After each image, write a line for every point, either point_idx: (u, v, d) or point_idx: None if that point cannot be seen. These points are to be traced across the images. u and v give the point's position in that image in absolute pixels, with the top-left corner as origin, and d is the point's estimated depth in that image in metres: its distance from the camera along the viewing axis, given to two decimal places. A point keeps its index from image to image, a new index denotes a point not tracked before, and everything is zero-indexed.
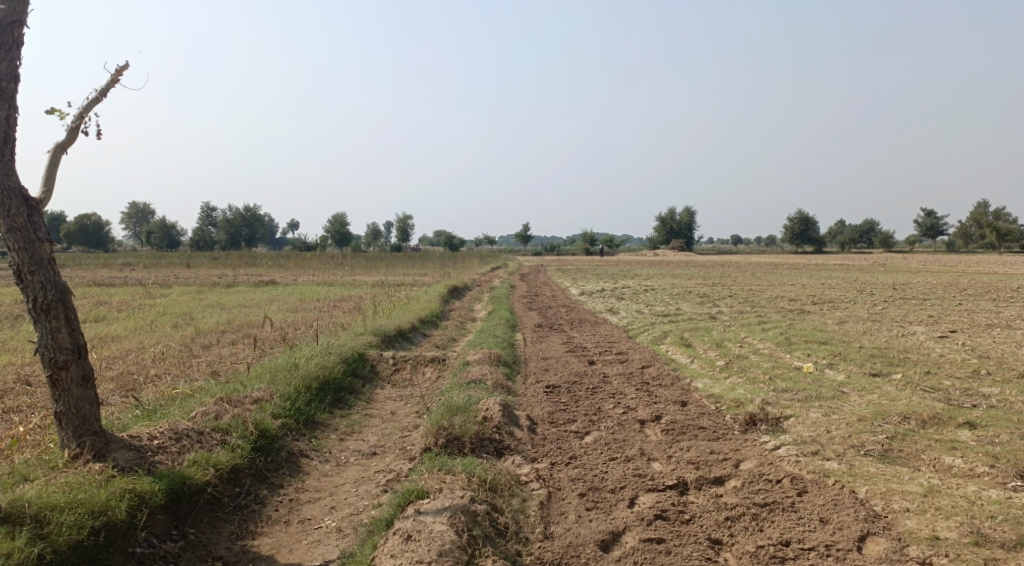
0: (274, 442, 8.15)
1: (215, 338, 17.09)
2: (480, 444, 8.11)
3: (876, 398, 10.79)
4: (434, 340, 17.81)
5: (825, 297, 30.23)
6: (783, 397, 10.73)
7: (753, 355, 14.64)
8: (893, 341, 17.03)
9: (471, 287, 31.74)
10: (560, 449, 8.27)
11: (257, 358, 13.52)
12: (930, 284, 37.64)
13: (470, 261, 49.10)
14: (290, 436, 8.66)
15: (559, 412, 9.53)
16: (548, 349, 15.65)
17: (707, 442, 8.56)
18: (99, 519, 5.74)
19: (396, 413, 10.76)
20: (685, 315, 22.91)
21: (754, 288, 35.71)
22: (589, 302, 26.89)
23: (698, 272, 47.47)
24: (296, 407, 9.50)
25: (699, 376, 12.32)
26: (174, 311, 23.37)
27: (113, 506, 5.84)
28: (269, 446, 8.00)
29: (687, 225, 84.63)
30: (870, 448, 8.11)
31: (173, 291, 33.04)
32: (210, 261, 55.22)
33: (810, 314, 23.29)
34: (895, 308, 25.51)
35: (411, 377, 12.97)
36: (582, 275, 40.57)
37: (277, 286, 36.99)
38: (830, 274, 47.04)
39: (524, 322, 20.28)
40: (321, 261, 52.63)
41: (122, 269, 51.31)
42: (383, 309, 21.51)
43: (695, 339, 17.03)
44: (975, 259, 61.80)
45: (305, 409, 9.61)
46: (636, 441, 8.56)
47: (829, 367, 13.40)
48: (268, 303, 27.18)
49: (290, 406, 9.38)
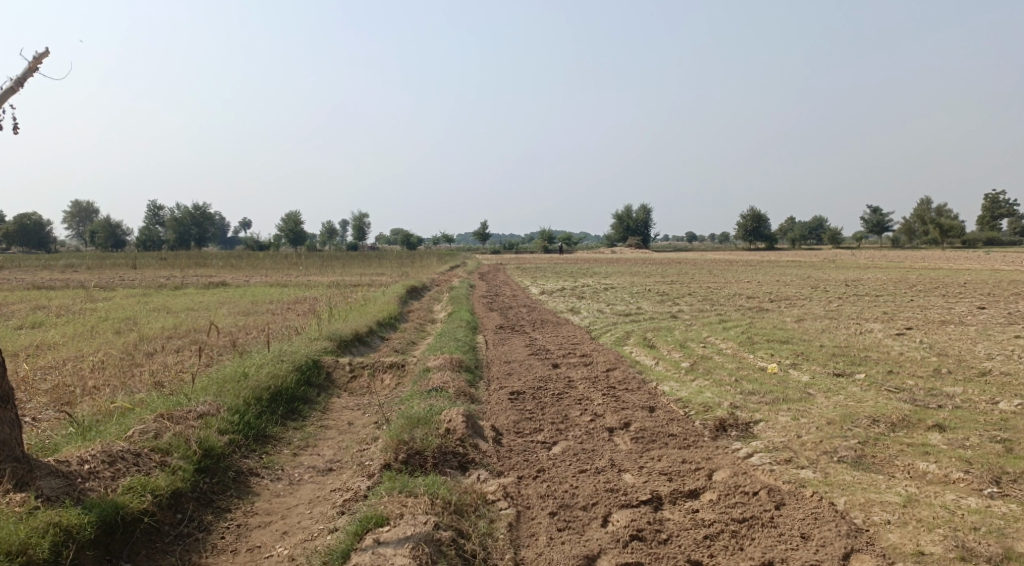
0: (221, 462, 7.66)
1: (161, 345, 16.37)
2: (443, 458, 7.73)
3: (843, 399, 10.66)
4: (392, 344, 17.33)
5: (782, 294, 30.39)
6: (751, 400, 10.54)
7: (716, 356, 14.47)
8: (853, 339, 17.04)
9: (429, 286, 31.21)
10: (528, 461, 7.94)
11: (205, 366, 12.92)
12: (881, 281, 38.19)
13: (427, 261, 48.46)
14: (238, 454, 8.15)
15: (524, 420, 9.19)
16: (509, 352, 15.30)
17: (678, 450, 8.31)
18: (16, 560, 5.53)
19: (353, 424, 10.30)
20: (646, 315, 22.74)
21: (712, 285, 35.82)
22: (548, 302, 26.59)
23: (655, 269, 47.55)
24: (245, 421, 8.98)
25: (664, 380, 12.09)
26: (119, 316, 22.44)
27: (33, 545, 5.63)
28: (215, 466, 7.51)
29: (643, 223, 84.99)
30: (843, 454, 7.93)
31: (119, 293, 31.89)
32: (157, 262, 53.60)
33: (769, 312, 23.32)
34: (851, 305, 25.71)
35: (369, 384, 12.51)
36: (540, 274, 40.29)
37: (228, 287, 35.95)
38: (784, 271, 47.59)
39: (484, 324, 19.90)
40: (274, 260, 51.50)
41: (65, 270, 49.57)
42: (339, 312, 20.92)
43: (658, 340, 16.83)
44: (921, 255, 63.18)
45: (255, 423, 9.09)
46: (606, 450, 8.26)
47: (793, 367, 13.29)
48: (218, 306, 26.33)
49: (238, 420, 8.87)
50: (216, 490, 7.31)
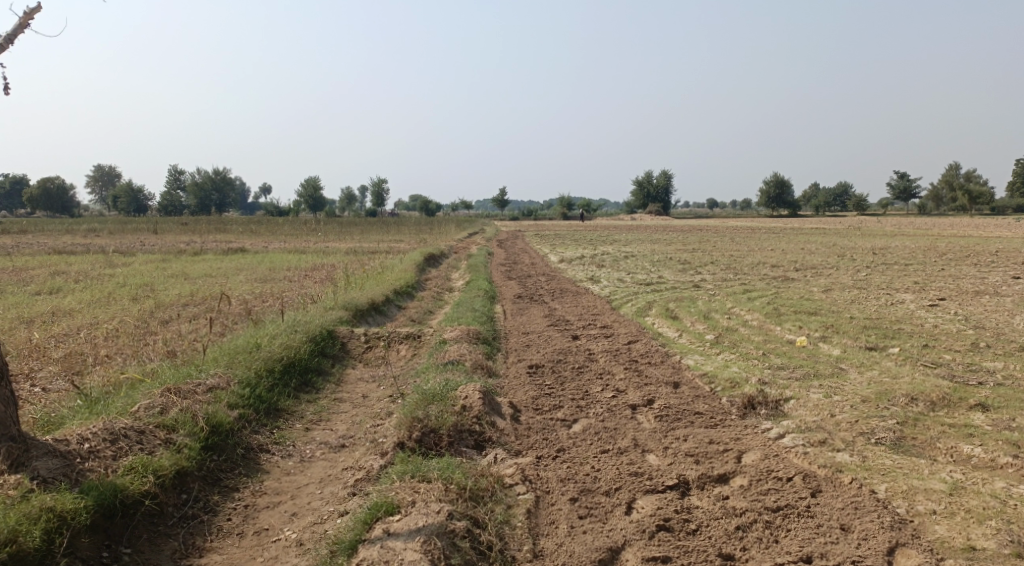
0: (230, 438, 7.37)
1: (177, 312, 16.15)
2: (458, 437, 7.38)
3: (877, 376, 10.21)
4: (409, 313, 16.99)
5: (807, 263, 29.73)
6: (781, 376, 10.10)
7: (742, 328, 14.02)
8: (884, 310, 16.49)
9: (448, 254, 30.82)
10: (547, 441, 7.58)
11: (219, 335, 12.66)
12: (908, 249, 37.33)
13: (445, 227, 48.00)
14: (248, 429, 7.82)
15: (543, 397, 8.82)
16: (528, 322, 14.93)
17: (704, 430, 7.91)
18: (6, 549, 5.26)
19: (368, 397, 9.96)
20: (668, 284, 22.25)
21: (735, 253, 35.16)
22: (568, 270, 26.16)
23: (676, 236, 46.86)
24: (256, 395, 8.67)
25: (688, 353, 11.66)
26: (135, 282, 22.25)
27: (24, 533, 5.36)
28: (222, 443, 7.24)
29: (664, 189, 83.84)
30: (881, 435, 7.50)
31: (138, 258, 31.83)
32: (177, 228, 53.55)
33: (795, 282, 22.74)
34: (878, 274, 25.05)
35: (384, 355, 12.18)
36: (560, 241, 39.79)
37: (246, 254, 35.76)
38: (808, 239, 46.68)
39: (502, 293, 19.51)
40: (293, 226, 51.34)
41: (87, 235, 49.74)
42: (355, 280, 20.59)
43: (681, 311, 16.37)
44: (949, 222, 61.85)
45: (266, 397, 8.77)
46: (628, 430, 7.86)
47: (823, 341, 12.82)
48: (234, 273, 26.10)
49: (249, 393, 8.56)
50: (223, 470, 7.00)
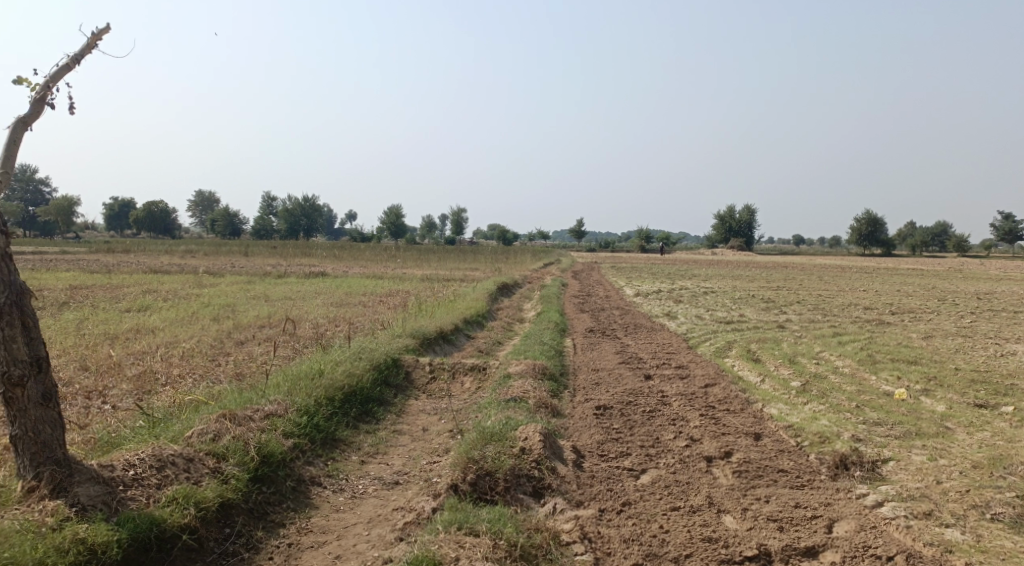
0: (280, 469, 6.95)
1: (248, 333, 16.09)
2: (516, 482, 6.80)
3: (988, 439, 9.22)
4: (478, 343, 16.56)
5: (901, 306, 28.08)
6: (876, 434, 9.20)
7: (832, 375, 13.03)
8: (991, 363, 15.18)
9: (522, 284, 30.39)
10: (612, 491, 6.97)
11: (284, 356, 12.42)
12: (1013, 295, 34.98)
13: (521, 257, 47.75)
14: (300, 459, 7.32)
15: (609, 442, 8.19)
16: (599, 358, 14.29)
17: (789, 490, 7.15)
18: None
19: (427, 431, 9.44)
20: (751, 323, 21.20)
21: (822, 293, 33.57)
22: (645, 305, 25.32)
23: (760, 273, 45.26)
24: (314, 423, 8.06)
25: (772, 401, 10.81)
26: (213, 301, 22.53)
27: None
28: (272, 475, 6.82)
29: (748, 224, 81.66)
30: (997, 510, 6.63)
31: (221, 279, 32.46)
32: (265, 250, 54.91)
33: (889, 327, 21.35)
34: (981, 321, 23.38)
35: (448, 387, 11.75)
36: (638, 274, 38.91)
37: (325, 277, 36.13)
38: (903, 280, 44.39)
39: (575, 326, 18.90)
40: (373, 252, 51.90)
41: (179, 254, 51.39)
42: (427, 307, 20.32)
43: (764, 353, 15.42)
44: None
45: (323, 426, 8.13)
46: (702, 485, 7.17)
47: (922, 395, 11.77)
48: (310, 296, 26.23)
49: (306, 421, 7.95)
50: (270, 503, 6.59)
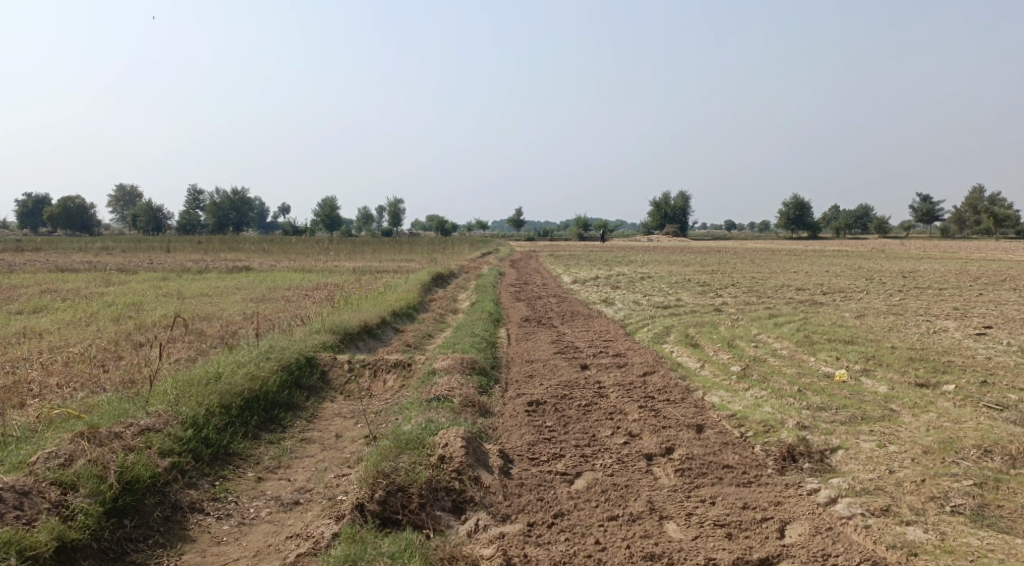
0: (148, 498, 6.02)
1: (154, 334, 14.90)
2: (433, 498, 6.00)
3: (935, 420, 8.77)
4: (406, 337, 15.67)
5: (834, 286, 28.15)
6: (822, 419, 8.67)
7: (772, 359, 12.59)
8: (926, 340, 14.99)
9: (457, 274, 29.50)
10: (544, 501, 6.23)
11: (187, 358, 11.38)
12: (938, 272, 35.63)
13: (457, 247, 46.74)
14: (179, 482, 6.40)
15: (541, 442, 7.43)
16: (534, 348, 13.59)
17: (735, 489, 6.49)
18: None
19: (340, 438, 8.61)
20: (687, 307, 20.81)
21: (757, 276, 33.62)
22: (581, 292, 24.77)
23: (695, 257, 45.34)
24: (200, 436, 7.14)
25: (713, 389, 10.24)
26: (122, 301, 21.11)
27: None
28: (135, 506, 5.91)
29: (682, 210, 82.24)
30: (958, 502, 6.05)
31: (137, 277, 30.69)
32: (190, 245, 52.67)
33: (824, 306, 21.21)
34: (912, 299, 23.46)
35: (369, 387, 10.90)
36: (575, 261, 38.43)
37: (249, 272, 34.59)
38: (832, 260, 45.10)
39: (509, 316, 18.17)
40: (304, 245, 50.20)
41: (96, 252, 48.80)
42: (353, 300, 19.33)
43: (703, 337, 14.95)
44: (976, 245, 59.89)
45: (213, 441, 7.28)
46: (642, 489, 6.46)
47: (864, 375, 11.35)
48: (231, 292, 24.88)
49: (190, 436, 7.01)
50: (131, 540, 5.71)
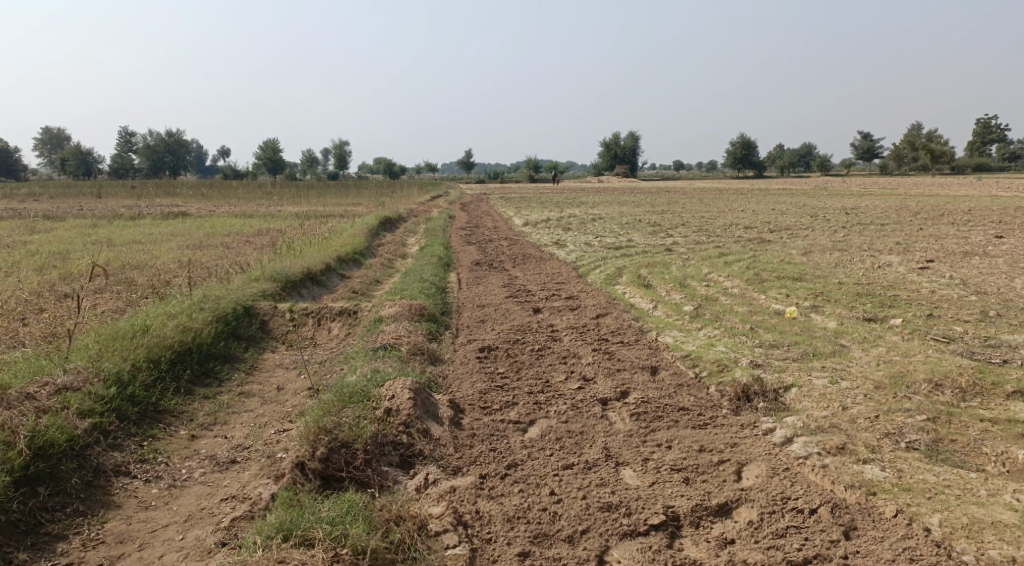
0: (66, 464, 5.75)
1: (84, 285, 14.23)
2: (379, 452, 5.79)
3: (886, 355, 8.76)
4: (353, 283, 15.23)
5: (781, 224, 28.35)
6: (775, 357, 8.59)
7: (723, 297, 12.53)
8: (871, 275, 15.12)
9: (406, 218, 28.91)
10: (496, 452, 6.02)
11: (118, 311, 10.85)
12: (880, 209, 36.21)
13: (405, 190, 45.89)
14: (102, 446, 6.13)
15: (493, 391, 7.19)
16: (484, 292, 13.30)
17: (691, 431, 6.34)
18: None
19: (282, 391, 8.28)
20: (638, 248, 20.70)
21: (705, 215, 33.74)
22: (532, 234, 24.48)
23: (643, 198, 45.32)
24: (121, 399, 6.93)
25: (665, 329, 10.11)
26: (51, 250, 20.14)
27: None
28: (51, 473, 5.63)
29: (630, 150, 82.09)
30: (913, 438, 5.99)
31: (68, 225, 29.40)
32: (125, 191, 50.68)
33: (771, 244, 21.31)
34: (857, 235, 23.72)
35: (313, 337, 10.52)
36: (525, 203, 38.03)
37: (188, 218, 33.41)
38: (777, 199, 45.56)
39: (458, 259, 17.82)
40: (246, 190, 48.76)
41: (25, 199, 46.70)
42: (297, 246, 18.73)
43: (654, 277, 14.83)
44: (912, 181, 61.16)
45: (137, 400, 7.12)
46: (597, 435, 6.28)
47: (814, 312, 11.35)
48: (169, 239, 23.98)
49: (109, 399, 6.82)
50: (47, 510, 5.43)
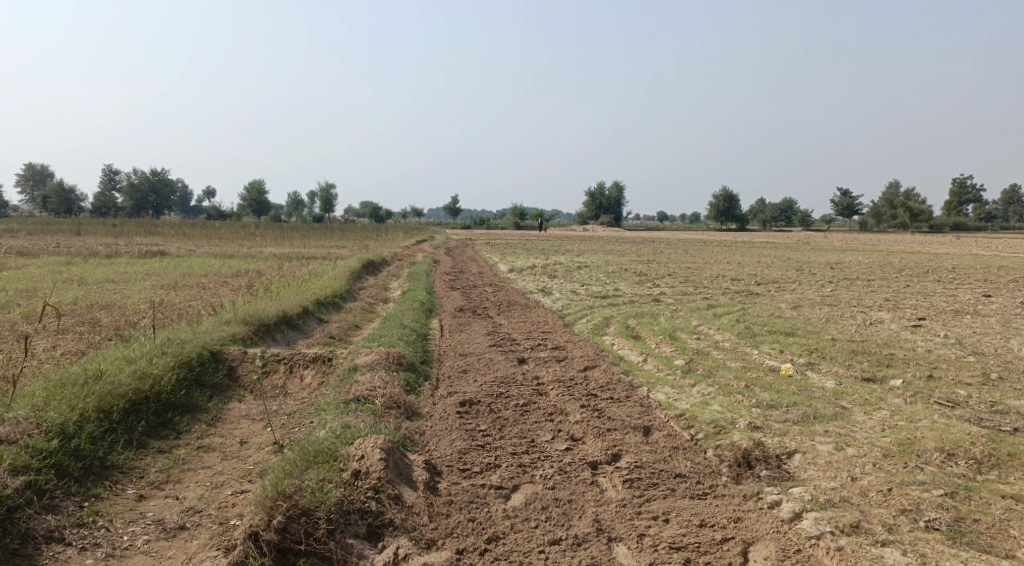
0: None
1: (48, 325, 13.59)
2: (345, 522, 5.29)
3: (891, 419, 8.28)
4: (330, 327, 14.63)
5: (767, 277, 28.09)
6: (774, 419, 8.09)
7: (715, 352, 12.05)
8: (865, 332, 14.71)
9: (390, 261, 28.40)
10: (475, 525, 5.47)
11: (77, 355, 10.23)
12: (864, 264, 36.15)
13: (390, 234, 45.43)
14: (34, 513, 5.73)
15: (473, 450, 6.62)
16: (467, 341, 12.76)
17: (690, 504, 5.83)
18: None
19: (245, 447, 7.69)
20: (625, 298, 20.25)
21: (691, 266, 33.43)
22: (517, 281, 24.02)
23: (628, 247, 45.10)
24: (62, 453, 6.34)
25: (657, 385, 9.59)
26: (17, 288, 19.40)
27: None
28: None
29: (615, 200, 82.40)
30: (932, 516, 5.54)
31: (42, 261, 28.67)
32: (105, 229, 49.90)
33: (760, 297, 20.96)
34: (845, 290, 23.44)
35: (283, 386, 9.91)
36: (511, 250, 37.66)
37: (166, 257, 32.70)
38: (762, 252, 45.46)
39: (441, 305, 17.29)
40: (229, 229, 48.13)
41: (2, 234, 45.87)
42: (275, 287, 18.13)
43: (643, 329, 14.36)
44: (894, 238, 61.50)
45: (82, 454, 6.50)
46: (588, 506, 5.75)
47: (810, 369, 10.88)
48: (143, 278, 23.31)
49: (45, 456, 6.20)
50: None
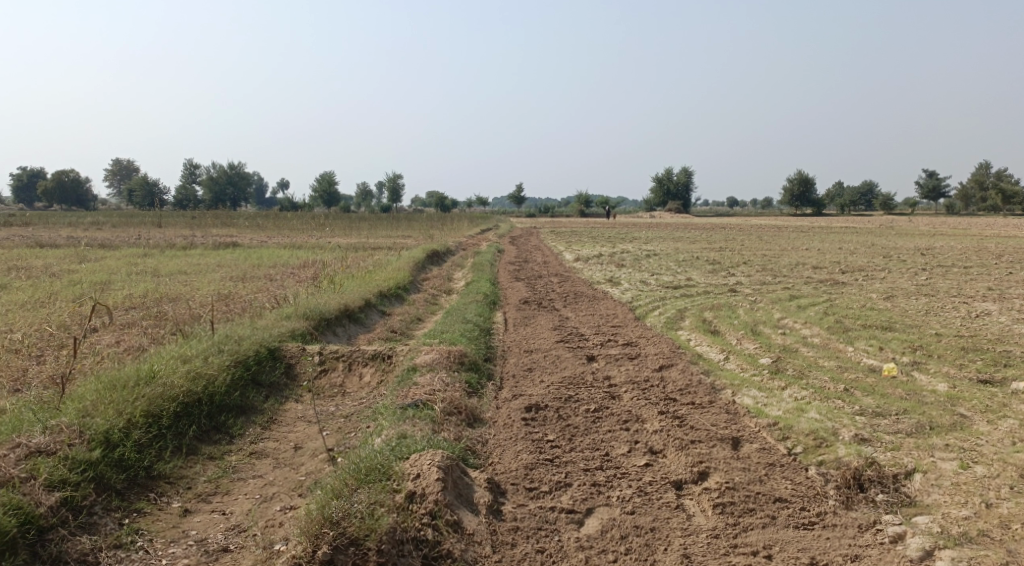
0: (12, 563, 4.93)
1: (113, 319, 13.46)
2: (398, 553, 4.68)
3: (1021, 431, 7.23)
4: (393, 321, 14.13)
5: (850, 264, 26.54)
6: (883, 431, 7.13)
7: (805, 349, 11.05)
8: (971, 325, 13.41)
9: (455, 251, 27.93)
10: (545, 559, 4.82)
11: (135, 352, 9.94)
12: (954, 250, 33.98)
13: (457, 223, 45.07)
14: (69, 533, 5.30)
15: (540, 465, 5.90)
16: (534, 335, 12.06)
17: (792, 536, 5.11)
18: None
19: (299, 454, 7.17)
20: (700, 288, 19.23)
21: (767, 253, 31.99)
22: (585, 270, 23.19)
23: (699, 234, 43.69)
24: (104, 464, 5.88)
25: (743, 388, 8.70)
26: (90, 280, 19.59)
27: None
28: None
29: (685, 186, 80.42)
30: None
31: (118, 253, 29.22)
32: (182, 220, 51.06)
33: (846, 287, 19.62)
34: (938, 278, 21.85)
35: (342, 386, 9.39)
36: (578, 238, 36.82)
37: (237, 248, 33.03)
38: (841, 237, 43.44)
39: (507, 297, 16.64)
40: (299, 220, 48.61)
41: (86, 227, 47.41)
42: (338, 279, 17.78)
43: (722, 323, 13.42)
44: (983, 221, 58.12)
45: (126, 464, 6.04)
46: (675, 539, 5.01)
47: (914, 370, 9.79)
48: (212, 270, 23.38)
49: (85, 467, 5.75)
50: None
